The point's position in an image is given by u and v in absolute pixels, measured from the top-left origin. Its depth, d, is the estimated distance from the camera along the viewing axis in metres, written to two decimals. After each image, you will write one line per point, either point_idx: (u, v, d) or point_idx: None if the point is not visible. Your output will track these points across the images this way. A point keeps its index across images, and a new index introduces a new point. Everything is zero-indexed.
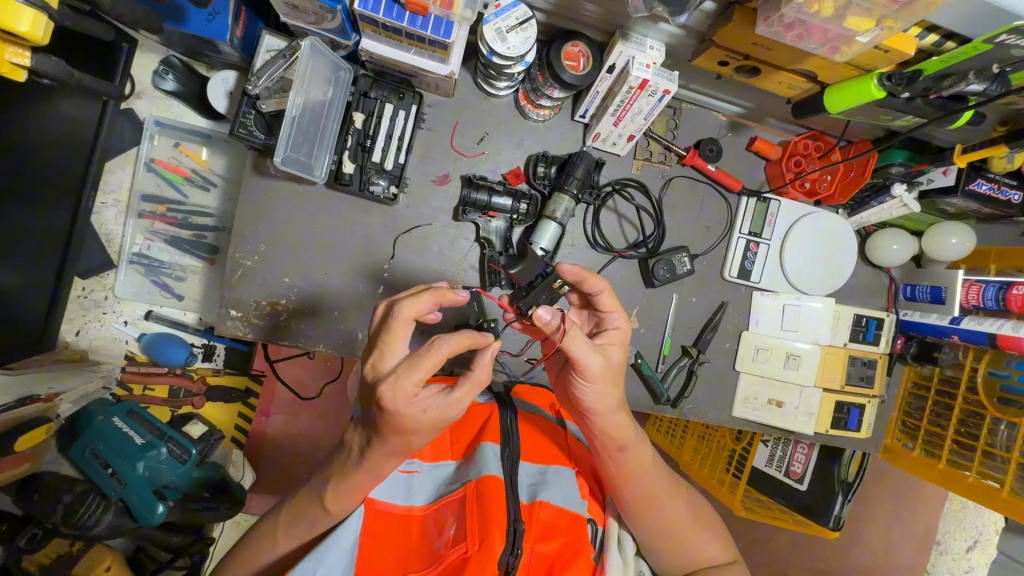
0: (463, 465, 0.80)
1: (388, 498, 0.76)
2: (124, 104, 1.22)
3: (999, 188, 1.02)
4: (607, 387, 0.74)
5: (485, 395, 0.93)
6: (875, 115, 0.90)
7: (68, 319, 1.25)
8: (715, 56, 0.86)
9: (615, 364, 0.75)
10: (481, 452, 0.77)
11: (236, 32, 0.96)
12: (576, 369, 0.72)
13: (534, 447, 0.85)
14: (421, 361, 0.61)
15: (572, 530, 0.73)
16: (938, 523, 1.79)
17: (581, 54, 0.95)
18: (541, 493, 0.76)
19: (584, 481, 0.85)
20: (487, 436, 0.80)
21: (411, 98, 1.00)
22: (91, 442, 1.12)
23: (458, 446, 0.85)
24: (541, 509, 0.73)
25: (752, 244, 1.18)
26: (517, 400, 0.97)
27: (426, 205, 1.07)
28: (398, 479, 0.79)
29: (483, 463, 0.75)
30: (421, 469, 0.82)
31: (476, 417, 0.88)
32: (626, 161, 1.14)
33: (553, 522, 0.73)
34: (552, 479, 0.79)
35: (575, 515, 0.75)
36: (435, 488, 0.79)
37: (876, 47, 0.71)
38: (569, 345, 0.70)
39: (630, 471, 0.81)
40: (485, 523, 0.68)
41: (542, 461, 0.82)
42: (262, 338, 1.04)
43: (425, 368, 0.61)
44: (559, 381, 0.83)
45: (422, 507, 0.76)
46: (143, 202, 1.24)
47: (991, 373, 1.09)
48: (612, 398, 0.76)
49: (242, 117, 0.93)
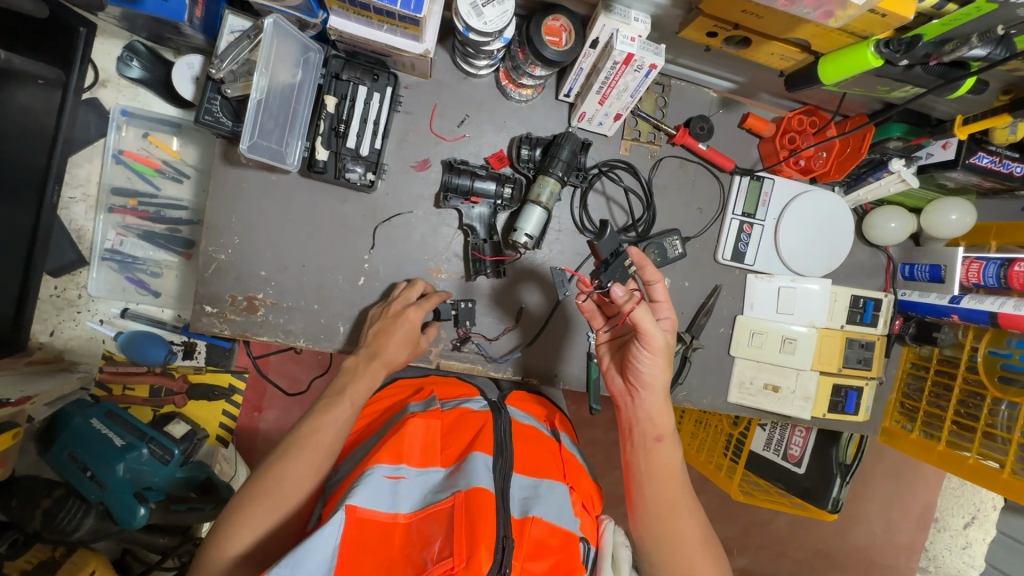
0: (452, 473, 0.77)
1: (372, 505, 0.69)
2: (87, 93, 1.17)
3: (1000, 160, 0.98)
4: (661, 362, 0.81)
5: (479, 404, 0.92)
6: (872, 86, 0.85)
7: (40, 320, 1.21)
8: (703, 26, 0.81)
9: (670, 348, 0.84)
10: (472, 461, 0.75)
11: (196, 12, 0.91)
12: (640, 340, 0.79)
13: (525, 456, 0.83)
14: (430, 300, 0.96)
15: (563, 549, 0.70)
16: (938, 500, 1.78)
17: (562, 29, 0.90)
18: (533, 507, 0.73)
19: (580, 495, 0.83)
20: (479, 445, 0.78)
21: (386, 80, 0.95)
22: (69, 445, 1.10)
23: (449, 453, 0.82)
24: (532, 525, 0.70)
25: (746, 225, 1.14)
26: (512, 410, 0.94)
27: (404, 191, 1.02)
28: (382, 484, 0.72)
29: (473, 473, 0.72)
30: (409, 476, 0.76)
31: (469, 424, 0.86)
32: (614, 142, 1.10)
33: (543, 538, 0.70)
34: (545, 493, 0.77)
35: (567, 533, 0.72)
36: (422, 497, 0.74)
37: (872, 11, 0.67)
38: (644, 316, 0.76)
39: (657, 468, 0.84)
40: (474, 537, 0.64)
41: (536, 474, 0.80)
42: (240, 334, 1.00)
43: (428, 305, 0.95)
44: (617, 355, 0.90)
45: (408, 515, 0.71)
46: (113, 196, 1.20)
47: (991, 352, 1.06)
48: (663, 378, 0.83)
49: (207, 103, 0.88)
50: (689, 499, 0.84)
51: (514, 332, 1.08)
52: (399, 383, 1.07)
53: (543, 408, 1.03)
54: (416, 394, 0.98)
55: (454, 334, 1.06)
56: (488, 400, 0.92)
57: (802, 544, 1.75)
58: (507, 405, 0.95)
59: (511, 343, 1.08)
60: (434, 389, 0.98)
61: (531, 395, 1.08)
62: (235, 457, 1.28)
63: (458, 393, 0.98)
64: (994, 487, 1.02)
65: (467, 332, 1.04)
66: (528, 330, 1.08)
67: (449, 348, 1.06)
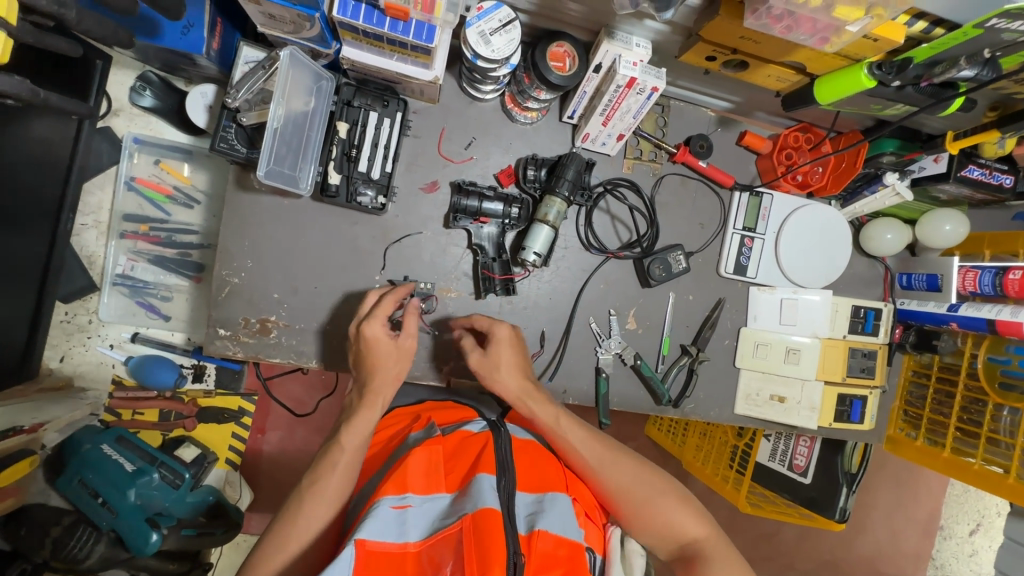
0: (458, 498, 0.77)
1: (378, 535, 0.69)
2: (100, 121, 1.19)
3: (991, 172, 1.02)
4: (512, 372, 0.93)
5: (478, 425, 0.92)
6: (867, 105, 0.88)
7: (50, 346, 1.21)
8: (702, 51, 0.85)
9: (506, 360, 0.94)
10: (478, 483, 0.76)
11: (213, 44, 0.92)
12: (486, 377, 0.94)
13: (529, 475, 0.84)
14: (385, 302, 0.91)
15: (570, 560, 0.71)
16: (943, 508, 1.80)
17: (566, 55, 0.93)
18: (539, 521, 0.74)
19: (582, 506, 0.84)
20: (482, 467, 0.79)
21: (396, 105, 0.97)
22: (80, 471, 1.09)
23: (453, 478, 0.82)
24: (538, 539, 0.71)
25: (747, 239, 1.17)
26: (512, 427, 0.95)
27: (415, 213, 1.05)
28: (389, 515, 0.72)
29: (480, 495, 0.73)
30: (415, 504, 0.76)
31: (471, 447, 0.86)
32: (617, 161, 1.13)
33: (551, 552, 0.70)
34: (550, 506, 0.77)
35: (573, 543, 0.72)
36: (429, 523, 0.74)
37: (865, 37, 0.70)
38: (462, 340, 0.98)
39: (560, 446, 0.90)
40: (485, 558, 0.65)
41: (539, 489, 0.81)
42: (253, 356, 1.01)
43: (379, 315, 0.90)
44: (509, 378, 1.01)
45: (418, 543, 0.71)
46: (124, 222, 1.21)
47: (990, 359, 1.10)
48: (502, 388, 0.94)
49: (222, 131, 0.90)
50: (611, 451, 0.89)
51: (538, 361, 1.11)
52: (393, 412, 1.04)
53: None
54: (415, 422, 0.96)
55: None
56: (488, 420, 0.93)
57: (809, 555, 1.75)
58: (506, 423, 0.95)
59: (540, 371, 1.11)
60: (432, 416, 0.98)
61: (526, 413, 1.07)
62: (239, 481, 1.26)
63: (458, 417, 0.98)
64: (1000, 492, 1.06)
65: None
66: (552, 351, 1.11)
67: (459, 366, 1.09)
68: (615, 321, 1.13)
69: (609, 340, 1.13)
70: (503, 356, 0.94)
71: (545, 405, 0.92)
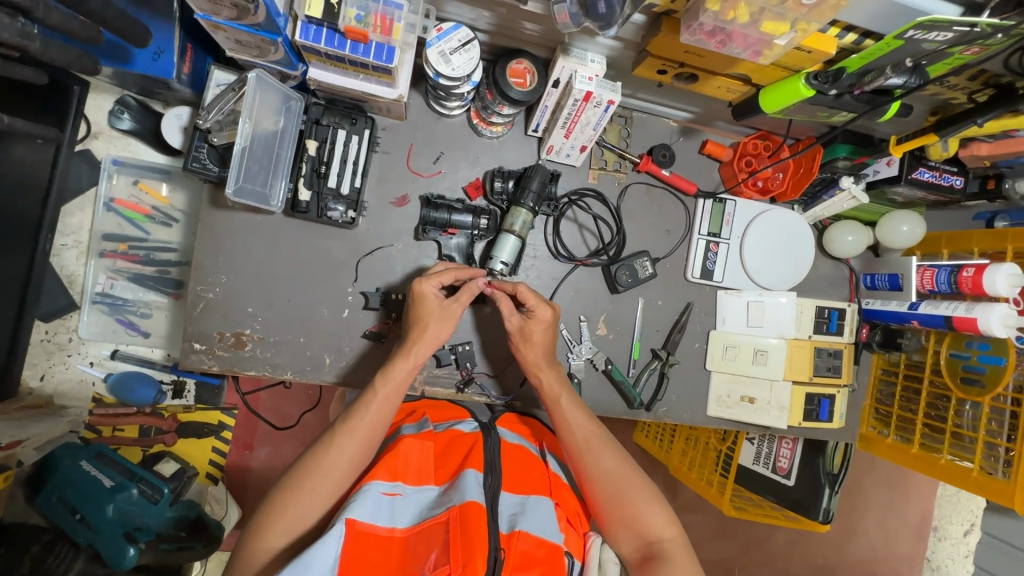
0: (446, 490, 0.80)
1: (369, 518, 0.73)
2: (80, 144, 1.22)
3: (941, 174, 1.06)
4: (520, 342, 0.99)
5: (471, 425, 0.95)
6: (814, 113, 0.92)
7: (31, 365, 1.22)
8: (653, 65, 0.88)
9: (539, 337, 0.98)
10: (465, 477, 0.78)
11: (184, 68, 0.96)
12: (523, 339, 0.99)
13: (514, 475, 0.85)
14: (460, 271, 0.99)
15: (549, 560, 0.73)
16: (935, 509, 1.81)
17: (526, 71, 0.97)
18: (519, 522, 0.76)
19: (565, 511, 0.87)
20: (471, 463, 0.82)
21: (364, 123, 1.02)
22: (58, 490, 1.11)
23: (443, 472, 0.85)
24: (519, 538, 0.73)
25: (712, 244, 1.20)
26: (502, 431, 0.96)
27: (385, 226, 1.08)
28: (380, 500, 0.76)
29: (466, 489, 0.75)
30: (405, 493, 0.80)
31: (461, 445, 0.89)
32: (582, 171, 1.17)
33: (530, 552, 0.72)
34: (532, 509, 0.79)
35: (553, 545, 0.75)
36: (418, 513, 0.77)
37: (797, 48, 0.73)
38: (497, 300, 0.99)
39: (557, 417, 0.95)
40: (469, 548, 0.67)
41: (523, 491, 0.83)
42: (228, 369, 1.03)
43: (448, 275, 0.96)
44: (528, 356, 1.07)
45: (405, 530, 0.74)
46: (104, 241, 1.23)
47: (952, 354, 1.12)
48: (526, 356, 1.00)
49: (195, 151, 0.94)
50: (601, 436, 0.93)
51: (511, 370, 1.15)
52: None
53: (532, 430, 1.07)
54: (410, 416, 1.02)
55: (457, 376, 1.14)
56: (479, 421, 0.95)
57: (802, 559, 1.76)
58: (497, 425, 0.97)
59: (512, 378, 1.15)
60: (427, 413, 1.02)
61: (520, 417, 1.08)
62: (225, 497, 1.28)
63: (450, 415, 1.01)
64: (967, 487, 1.07)
65: (470, 373, 1.13)
66: (517, 373, 1.16)
67: (434, 375, 1.13)
68: (585, 327, 1.16)
69: (580, 345, 1.15)
70: (537, 332, 0.98)
71: (553, 377, 0.99)
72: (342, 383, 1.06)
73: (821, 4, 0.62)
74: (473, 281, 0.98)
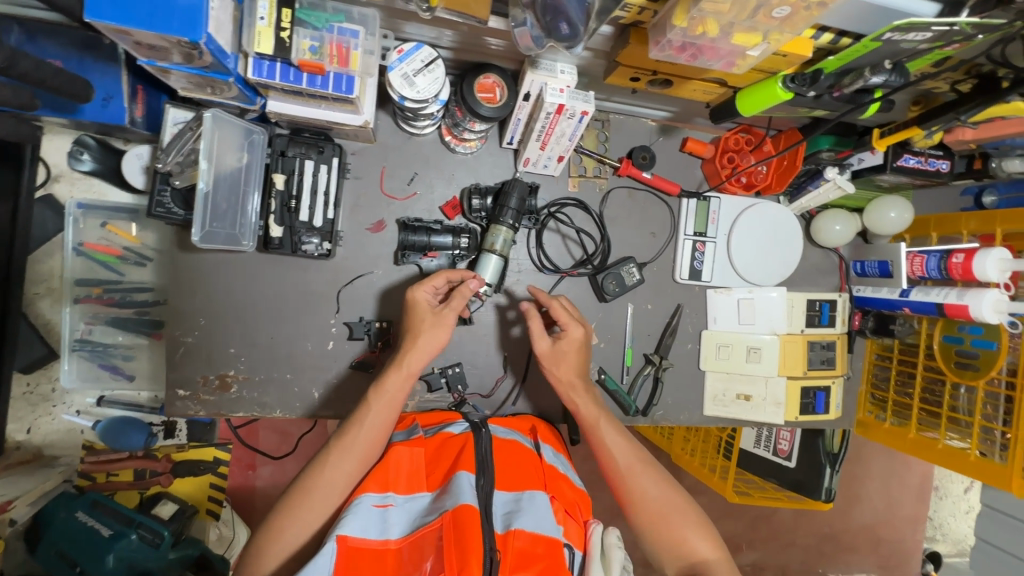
0: (439, 495, 0.78)
1: (360, 532, 0.72)
2: (42, 190, 1.20)
3: (926, 159, 1.03)
4: (558, 364, 0.96)
5: (461, 425, 0.92)
6: (794, 111, 0.89)
7: (15, 418, 1.23)
8: (625, 73, 0.85)
9: (571, 355, 0.96)
10: (457, 481, 0.76)
11: (136, 112, 0.92)
12: (550, 360, 0.97)
13: (508, 473, 0.83)
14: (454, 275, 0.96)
15: (549, 556, 0.71)
16: (935, 470, 1.83)
17: (495, 85, 0.92)
18: (515, 520, 0.74)
19: (562, 503, 0.84)
20: (463, 464, 0.80)
21: (332, 151, 0.97)
22: (56, 542, 1.10)
23: (435, 477, 0.83)
24: (515, 537, 0.71)
25: (699, 243, 1.18)
26: (494, 428, 0.95)
27: (363, 252, 1.05)
28: (371, 513, 0.75)
29: (459, 492, 0.74)
30: (396, 502, 0.78)
31: (452, 446, 0.86)
32: (561, 180, 1.14)
33: (528, 549, 0.70)
34: (527, 505, 0.77)
35: (551, 539, 0.73)
36: (411, 521, 0.76)
37: (775, 54, 0.70)
38: (528, 320, 0.97)
39: (597, 443, 0.92)
40: (463, 555, 0.67)
41: (517, 488, 0.81)
42: (216, 413, 1.01)
43: (439, 280, 0.94)
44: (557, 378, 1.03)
45: (399, 540, 0.73)
46: (76, 287, 1.20)
47: (946, 339, 1.11)
48: (558, 376, 0.97)
49: (157, 195, 0.91)
50: (643, 458, 0.90)
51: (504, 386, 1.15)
52: None
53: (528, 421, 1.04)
54: (400, 424, 1.00)
55: (450, 399, 1.12)
56: (468, 420, 0.92)
57: (808, 531, 1.78)
58: (487, 423, 0.95)
59: (503, 397, 1.15)
60: (417, 417, 1.01)
61: (513, 416, 1.06)
62: (232, 519, 1.28)
63: (441, 418, 1.00)
64: (965, 470, 1.06)
65: (461, 395, 1.11)
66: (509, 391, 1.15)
67: (426, 399, 1.11)
68: None
69: None
70: (567, 351, 0.96)
71: (591, 403, 0.95)
72: (332, 416, 1.05)
73: (793, 16, 0.60)
74: (465, 282, 0.94)
